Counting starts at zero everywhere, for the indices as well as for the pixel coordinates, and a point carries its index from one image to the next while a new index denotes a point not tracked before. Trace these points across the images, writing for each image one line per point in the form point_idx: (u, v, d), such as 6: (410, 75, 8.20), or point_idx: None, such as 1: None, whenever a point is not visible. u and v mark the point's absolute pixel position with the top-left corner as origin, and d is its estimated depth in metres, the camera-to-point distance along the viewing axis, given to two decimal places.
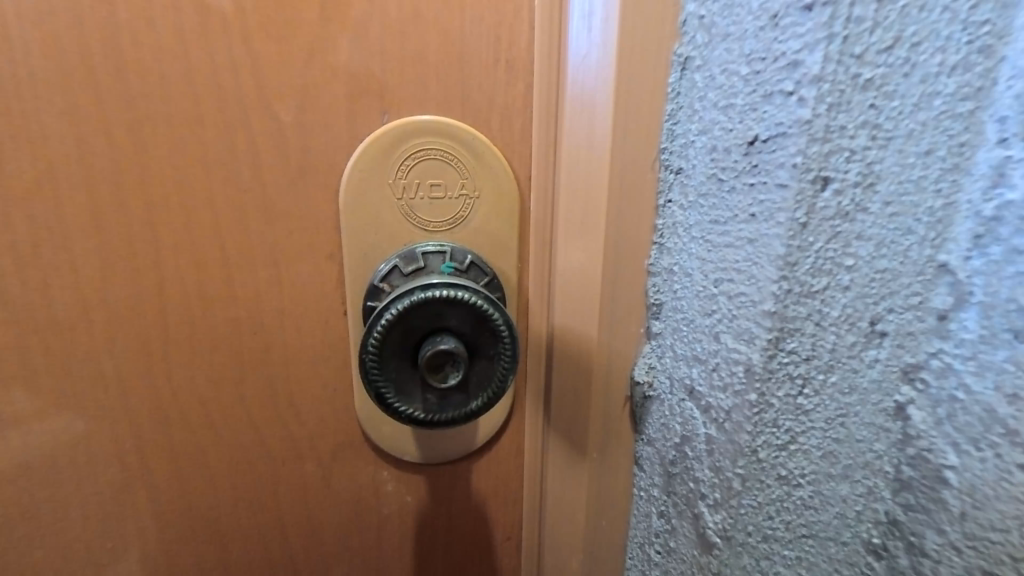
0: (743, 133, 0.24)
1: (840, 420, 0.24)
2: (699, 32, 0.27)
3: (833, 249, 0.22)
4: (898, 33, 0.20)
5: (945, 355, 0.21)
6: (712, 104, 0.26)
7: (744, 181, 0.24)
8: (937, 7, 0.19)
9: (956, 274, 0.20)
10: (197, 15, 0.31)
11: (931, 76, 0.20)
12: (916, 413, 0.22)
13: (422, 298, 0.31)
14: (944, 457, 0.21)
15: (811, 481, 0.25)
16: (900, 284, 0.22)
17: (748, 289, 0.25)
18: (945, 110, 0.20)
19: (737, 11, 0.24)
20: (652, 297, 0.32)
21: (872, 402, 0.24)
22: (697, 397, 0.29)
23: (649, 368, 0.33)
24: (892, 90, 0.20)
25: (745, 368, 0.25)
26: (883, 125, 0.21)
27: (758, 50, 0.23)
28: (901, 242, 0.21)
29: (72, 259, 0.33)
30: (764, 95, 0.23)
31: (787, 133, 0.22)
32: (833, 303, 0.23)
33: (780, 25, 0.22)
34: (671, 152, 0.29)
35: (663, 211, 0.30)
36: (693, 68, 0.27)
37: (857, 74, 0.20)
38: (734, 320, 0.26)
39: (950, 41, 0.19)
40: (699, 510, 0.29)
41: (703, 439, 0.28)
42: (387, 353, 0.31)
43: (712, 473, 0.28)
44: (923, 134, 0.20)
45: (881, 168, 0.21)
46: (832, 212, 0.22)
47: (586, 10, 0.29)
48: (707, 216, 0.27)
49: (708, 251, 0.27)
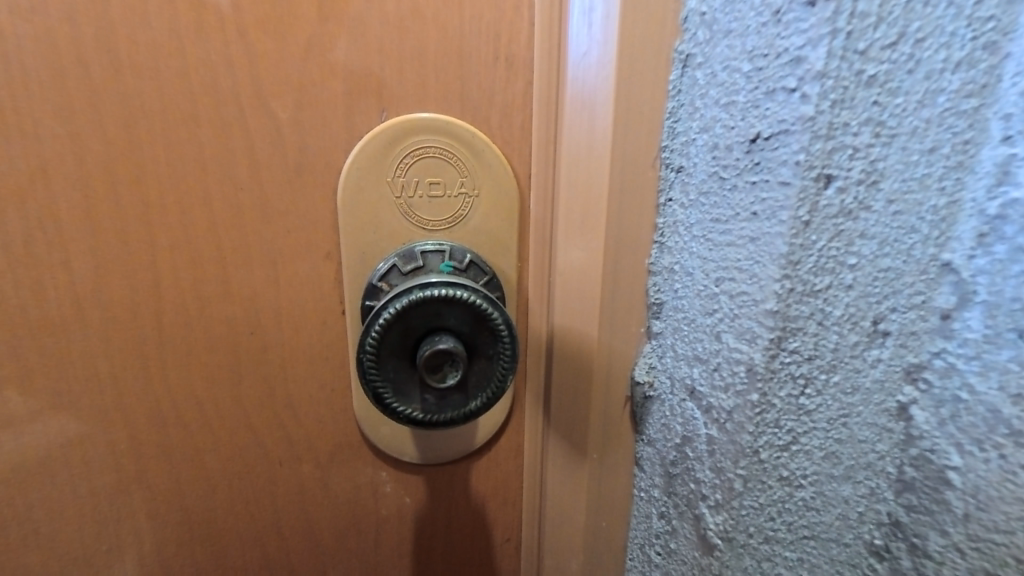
0: (745, 130, 0.24)
1: (842, 420, 0.24)
2: (700, 29, 0.26)
3: (835, 248, 0.22)
4: (902, 29, 0.19)
5: (948, 355, 0.21)
6: (714, 101, 0.26)
7: (745, 179, 0.24)
8: (942, 3, 0.19)
9: (960, 273, 0.20)
10: (193, 12, 0.30)
11: (935, 72, 0.19)
12: (919, 413, 0.22)
13: (420, 297, 0.30)
14: (947, 458, 0.21)
15: (813, 482, 0.25)
16: (903, 283, 0.22)
17: (749, 288, 0.24)
18: (950, 106, 0.20)
19: (739, 7, 0.24)
20: (652, 296, 0.31)
21: (875, 402, 0.23)
22: (698, 397, 0.28)
23: (650, 368, 0.32)
24: (896, 86, 0.20)
25: (747, 368, 0.25)
26: (886, 122, 0.20)
27: (760, 46, 0.23)
28: (904, 241, 0.21)
29: (67, 258, 0.32)
30: (766, 92, 0.22)
31: (789, 131, 0.21)
32: (836, 302, 0.23)
33: (783, 21, 0.21)
34: (671, 150, 0.29)
35: (664, 209, 0.30)
36: (694, 65, 0.27)
37: (861, 70, 0.20)
38: (735, 319, 0.25)
39: (955, 36, 0.19)
40: (700, 511, 0.29)
41: (704, 440, 0.28)
42: (386, 353, 0.31)
43: (713, 475, 0.28)
44: (927, 131, 0.20)
45: (885, 166, 0.21)
46: (835, 210, 0.21)
47: (586, 6, 0.29)
48: (709, 214, 0.27)
49: (709, 249, 0.27)
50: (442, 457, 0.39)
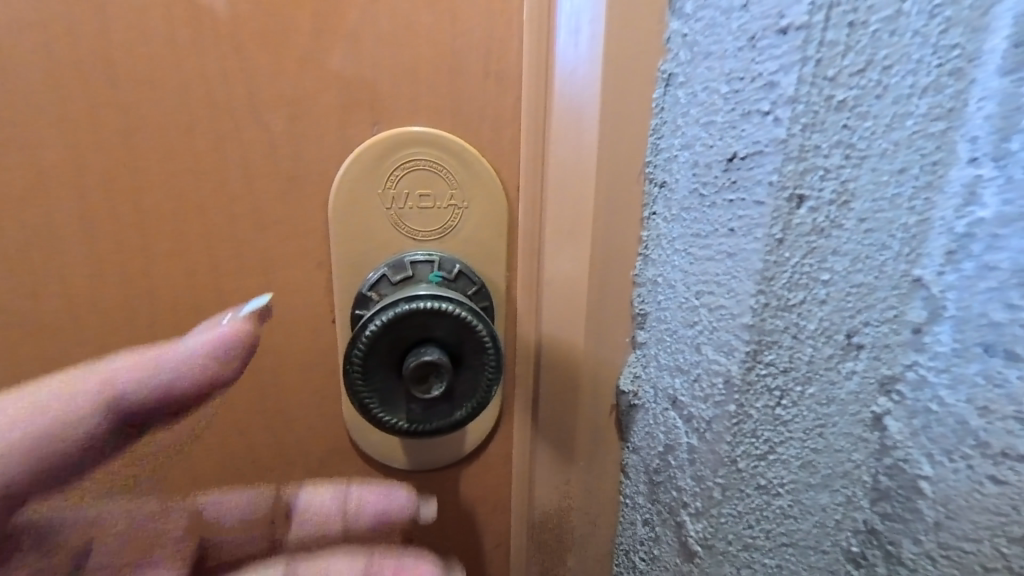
0: (723, 149, 0.25)
1: (818, 430, 0.25)
2: (682, 49, 0.27)
3: (809, 264, 0.23)
4: (869, 57, 0.20)
5: (920, 367, 0.21)
6: (694, 120, 0.27)
7: (723, 197, 0.25)
8: (909, 31, 0.19)
9: (930, 289, 0.21)
10: (190, 26, 0.31)
11: (903, 97, 0.20)
12: (893, 423, 0.23)
13: (409, 308, 0.31)
14: (919, 468, 0.22)
15: (789, 490, 0.26)
16: (876, 297, 0.22)
17: (728, 301, 0.25)
18: (919, 130, 0.20)
19: (718, 31, 0.25)
20: (638, 307, 0.32)
21: (850, 413, 0.24)
22: (680, 407, 0.29)
23: (635, 377, 0.33)
24: (865, 111, 0.21)
25: (724, 380, 0.26)
26: (857, 144, 0.21)
27: (738, 69, 0.24)
28: (876, 258, 0.22)
29: (59, 265, 0.33)
30: (742, 114, 0.23)
31: (763, 152, 0.23)
32: (810, 316, 0.23)
33: (758, 47, 0.22)
34: (655, 165, 0.30)
35: (648, 222, 0.30)
36: (677, 84, 0.28)
37: (831, 96, 0.21)
38: (714, 332, 0.26)
39: (921, 63, 0.19)
40: (682, 518, 0.30)
41: (686, 448, 0.29)
42: (373, 362, 0.32)
43: (694, 483, 0.28)
44: (897, 153, 0.21)
45: (856, 186, 0.21)
46: (808, 228, 0.22)
47: (573, 27, 0.30)
48: (690, 229, 0.27)
49: (690, 264, 0.27)
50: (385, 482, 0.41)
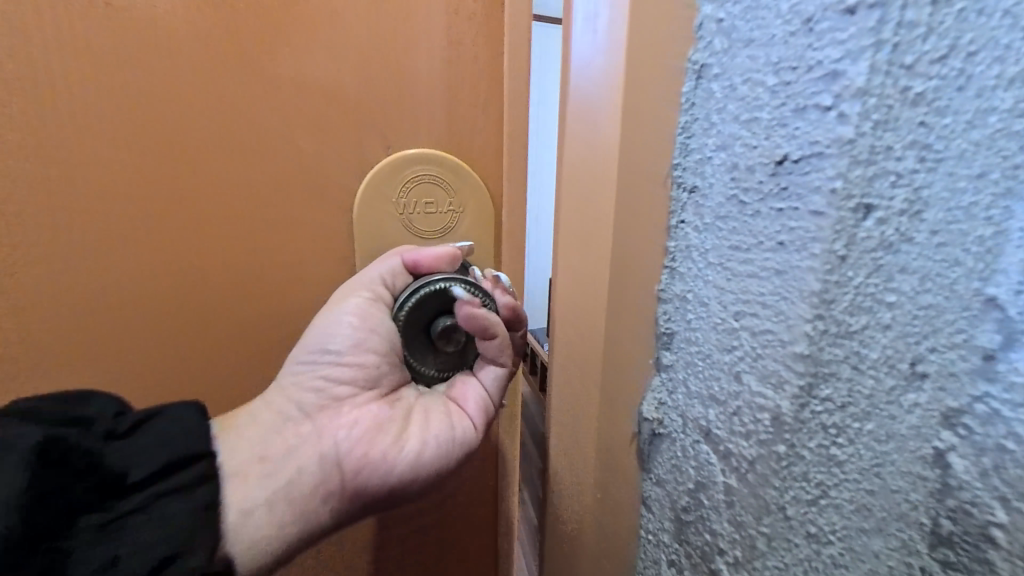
0: (770, 151, 0.21)
1: (874, 470, 0.21)
2: (717, 37, 0.24)
3: (873, 285, 0.20)
4: (953, 41, 0.17)
5: (992, 400, 0.18)
6: (732, 116, 0.23)
7: (770, 206, 0.21)
8: (997, 12, 0.16)
9: (1007, 310, 0.17)
10: None
11: (988, 90, 0.16)
12: (958, 461, 0.19)
13: (428, 293, 0.41)
14: (992, 513, 0.18)
15: (841, 537, 0.22)
16: (944, 320, 0.19)
17: (774, 326, 0.22)
18: (1002, 127, 0.16)
19: (762, 15, 0.21)
20: (662, 325, 0.29)
21: (909, 449, 0.20)
22: (714, 441, 0.26)
23: (658, 405, 0.29)
24: (945, 105, 0.17)
25: (772, 417, 0.22)
26: (933, 146, 0.18)
27: (788, 58, 0.20)
28: (947, 275, 0.18)
29: None
30: (796, 109, 0.20)
31: (824, 153, 0.19)
32: (872, 344, 0.20)
33: (816, 30, 0.19)
34: (684, 167, 0.26)
35: (674, 232, 0.27)
36: (709, 76, 0.24)
37: (906, 87, 0.18)
38: (758, 359, 0.23)
39: (1012, 49, 0.16)
40: (717, 565, 0.27)
41: (722, 488, 0.26)
42: (403, 336, 0.43)
43: (732, 529, 0.25)
44: (976, 156, 0.17)
45: (929, 194, 0.18)
46: (874, 243, 0.19)
47: (590, 13, 0.27)
48: (726, 241, 0.24)
49: (727, 280, 0.24)
50: (465, 396, 0.46)
